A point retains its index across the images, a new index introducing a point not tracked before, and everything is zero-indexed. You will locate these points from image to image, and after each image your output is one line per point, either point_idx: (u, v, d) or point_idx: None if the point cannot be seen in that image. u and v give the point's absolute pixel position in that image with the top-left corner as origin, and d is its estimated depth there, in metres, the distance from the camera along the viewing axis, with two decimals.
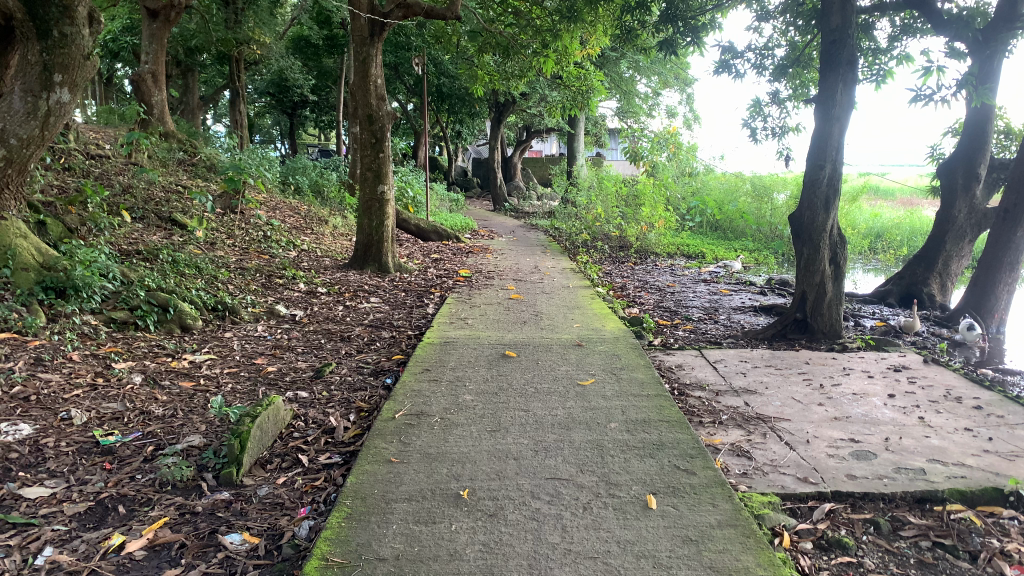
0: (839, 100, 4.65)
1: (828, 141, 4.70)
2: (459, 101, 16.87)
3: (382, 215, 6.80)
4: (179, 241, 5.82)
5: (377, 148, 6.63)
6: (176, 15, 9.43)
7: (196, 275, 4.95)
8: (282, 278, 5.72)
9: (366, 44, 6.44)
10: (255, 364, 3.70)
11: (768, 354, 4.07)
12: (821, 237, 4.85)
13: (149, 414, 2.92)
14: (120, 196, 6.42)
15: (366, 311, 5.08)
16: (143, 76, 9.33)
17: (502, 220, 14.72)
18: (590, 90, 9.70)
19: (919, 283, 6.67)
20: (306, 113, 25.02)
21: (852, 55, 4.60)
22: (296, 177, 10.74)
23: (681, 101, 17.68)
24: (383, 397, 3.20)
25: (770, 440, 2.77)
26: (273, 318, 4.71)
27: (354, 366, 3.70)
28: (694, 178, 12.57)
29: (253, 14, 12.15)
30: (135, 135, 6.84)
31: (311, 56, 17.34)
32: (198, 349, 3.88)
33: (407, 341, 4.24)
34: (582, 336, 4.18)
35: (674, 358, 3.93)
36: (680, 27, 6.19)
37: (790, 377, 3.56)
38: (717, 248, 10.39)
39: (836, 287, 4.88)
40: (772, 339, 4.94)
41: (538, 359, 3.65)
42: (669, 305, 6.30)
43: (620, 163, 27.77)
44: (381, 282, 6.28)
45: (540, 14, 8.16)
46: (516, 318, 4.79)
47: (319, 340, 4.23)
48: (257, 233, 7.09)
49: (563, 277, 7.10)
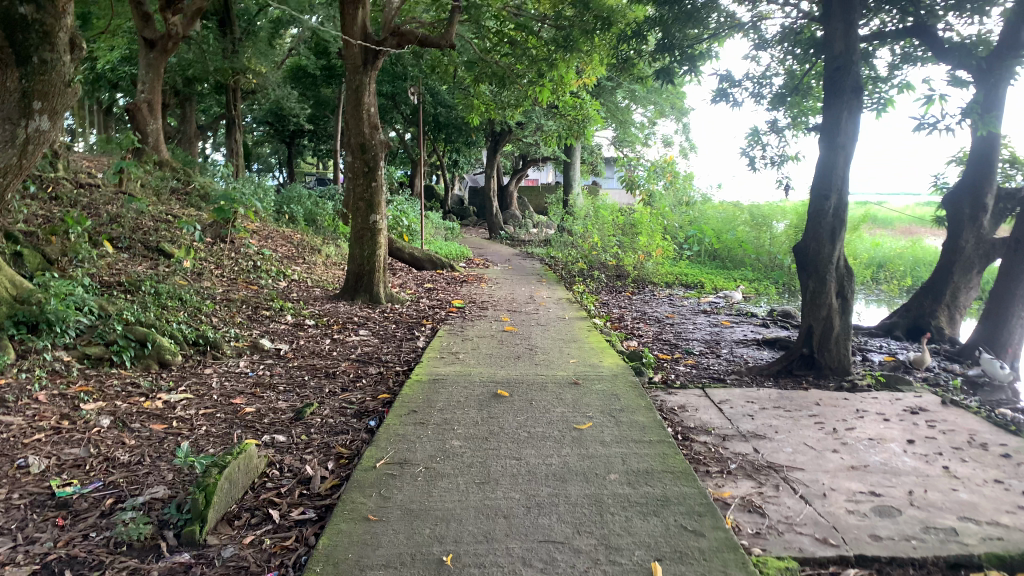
0: (844, 128, 4.50)
1: (833, 170, 4.54)
2: (456, 130, 16.84)
3: (374, 245, 6.61)
4: (164, 271, 5.63)
5: (370, 177, 6.46)
6: (173, 45, 9.23)
7: (179, 307, 4.75)
8: (269, 310, 5.52)
9: (359, 72, 6.34)
10: (233, 405, 3.47)
11: (776, 393, 3.86)
12: (827, 269, 4.66)
13: (113, 461, 2.69)
14: (106, 226, 6.24)
15: (353, 344, 4.87)
16: (138, 105, 9.23)
17: (499, 248, 14.57)
18: (586, 118, 9.57)
19: (927, 315, 6.50)
20: (303, 142, 25.03)
21: (857, 82, 4.47)
22: (290, 206, 10.60)
23: (677, 130, 17.69)
24: (366, 441, 2.97)
25: (784, 493, 2.56)
26: (257, 353, 4.50)
27: (337, 406, 3.48)
28: (691, 207, 12.45)
29: (251, 45, 12.21)
30: (125, 163, 6.69)
31: (308, 85, 17.36)
32: (175, 387, 3.65)
33: (395, 377, 4.02)
34: (578, 373, 3.97)
35: (677, 397, 3.72)
36: (677, 56, 6.06)
37: (801, 421, 3.35)
38: (716, 278, 10.22)
39: (843, 321, 4.70)
40: (778, 375, 4.73)
41: (532, 398, 3.44)
42: (669, 338, 6.10)
43: (615, 192, 27.81)
44: (372, 313, 6.08)
45: (536, 44, 8.12)
46: (510, 352, 4.58)
47: (303, 377, 4.01)
48: (246, 263, 6.90)
49: (559, 308, 6.90)
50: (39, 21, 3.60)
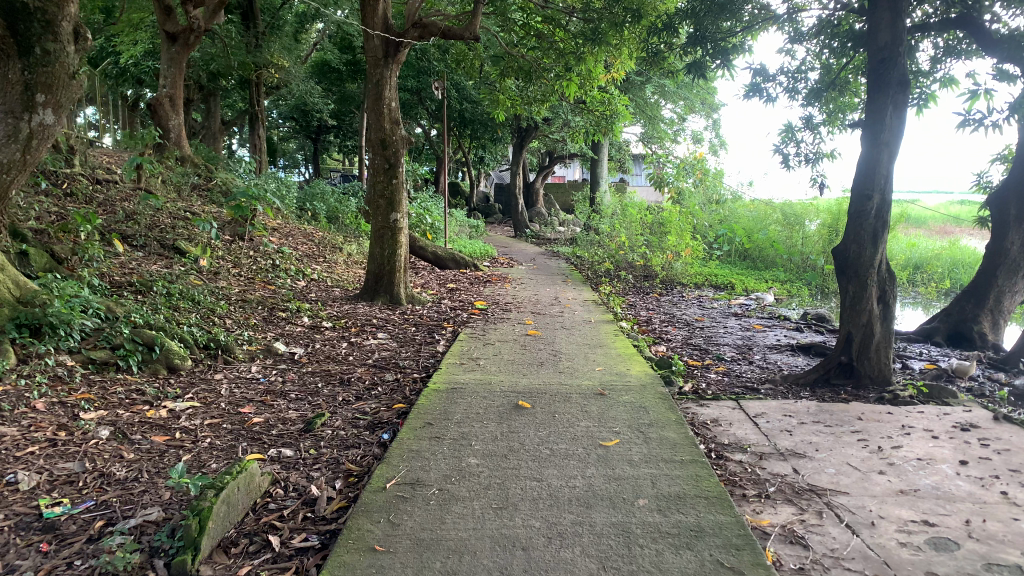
0: (889, 124, 4.24)
1: (876, 169, 4.28)
2: (482, 126, 16.64)
3: (395, 244, 6.46)
4: (179, 270, 5.56)
5: (391, 174, 6.31)
6: (195, 39, 9.23)
7: (191, 309, 4.65)
8: (285, 311, 5.39)
9: (380, 66, 6.20)
10: (240, 415, 3.36)
11: (814, 406, 3.61)
12: (869, 272, 4.40)
13: (108, 477, 2.59)
14: (122, 223, 6.17)
15: (371, 349, 4.71)
16: (160, 100, 9.21)
17: (523, 246, 14.38)
18: (615, 114, 9.32)
19: (969, 321, 6.16)
20: (329, 138, 25.09)
21: (903, 75, 4.20)
22: (313, 204, 10.52)
23: (708, 127, 17.31)
24: (377, 458, 2.82)
25: (827, 521, 2.34)
26: (270, 357, 4.38)
27: (349, 417, 3.33)
28: (721, 205, 12.14)
29: (276, 40, 12.37)
30: (142, 159, 6.63)
31: (334, 81, 17.30)
32: (181, 395, 3.55)
33: (412, 385, 3.85)
34: (604, 382, 3.77)
35: (709, 410, 3.49)
36: (709, 49, 5.81)
37: (843, 438, 3.11)
38: (747, 278, 9.92)
39: (885, 327, 4.43)
40: (815, 385, 4.48)
41: (555, 410, 3.25)
42: (699, 342, 5.86)
43: (643, 188, 27.41)
44: (391, 315, 5.92)
45: (563, 37, 7.94)
46: (533, 358, 4.39)
47: (316, 385, 3.87)
48: (265, 262, 6.82)
49: (585, 310, 6.69)
50: (41, 9, 3.50)
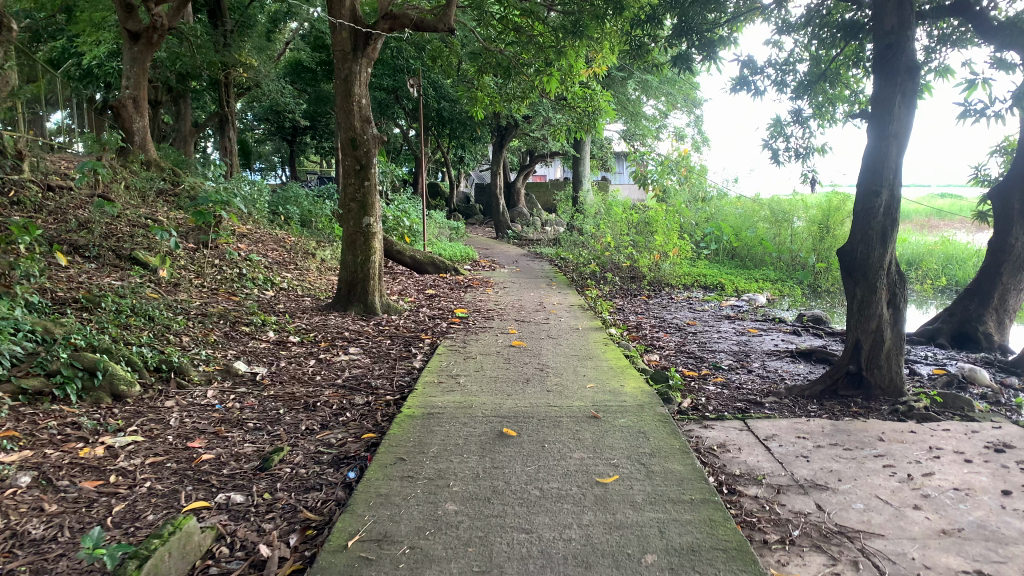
0: (897, 114, 3.93)
1: (886, 162, 3.97)
2: (460, 125, 16.23)
3: (368, 250, 6.06)
4: (134, 283, 5.13)
5: (363, 175, 5.92)
6: (158, 38, 8.78)
7: (143, 327, 4.23)
8: (249, 325, 4.99)
9: (349, 60, 5.79)
10: (189, 451, 2.94)
11: (828, 424, 3.29)
12: (878, 274, 4.08)
13: (20, 538, 2.16)
14: (73, 232, 5.72)
15: (341, 366, 4.33)
16: (123, 101, 8.72)
17: (505, 248, 14.05)
18: (597, 111, 8.95)
19: (974, 321, 5.88)
20: (305, 140, 24.62)
21: (912, 60, 3.89)
22: (286, 208, 10.10)
23: (690, 123, 17.05)
24: (341, 503, 2.44)
25: (865, 573, 2.00)
26: (229, 379, 3.98)
27: (311, 451, 2.94)
28: (707, 203, 11.89)
29: (245, 40, 11.96)
30: (95, 163, 6.17)
31: (308, 81, 16.82)
32: (124, 428, 3.13)
33: (384, 410, 3.47)
34: (597, 403, 3.40)
35: (714, 432, 3.16)
36: (694, 40, 5.47)
37: (867, 465, 2.79)
38: (736, 278, 9.63)
39: (896, 334, 4.13)
40: (822, 397, 4.17)
41: (544, 439, 2.88)
42: (694, 349, 5.54)
43: (626, 187, 27.15)
44: (365, 326, 5.53)
45: (542, 30, 7.57)
46: (518, 375, 4.02)
47: (278, 411, 3.48)
48: (231, 272, 6.42)
49: (571, 316, 6.35)
50: None
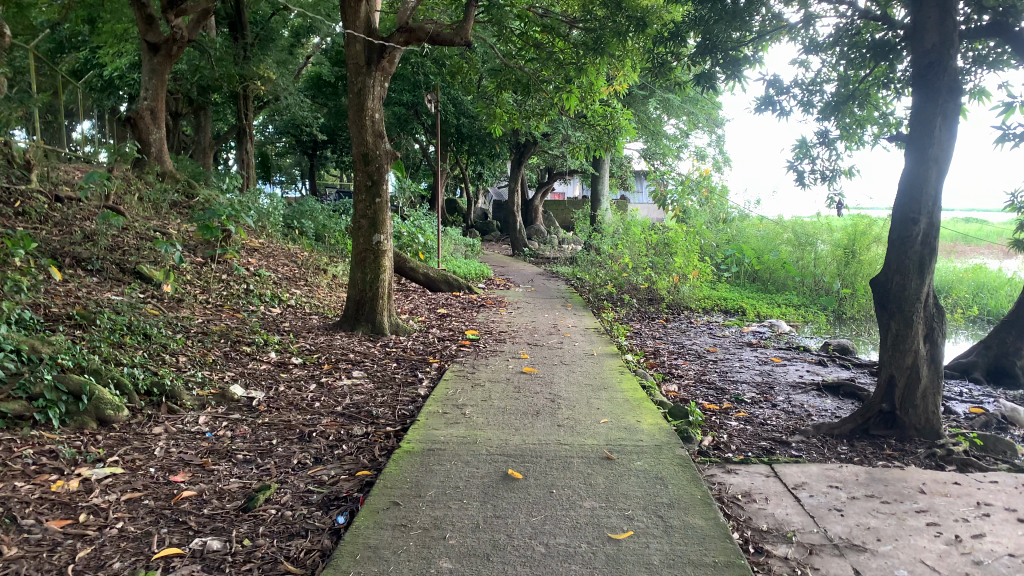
0: (938, 137, 3.68)
1: (924, 188, 3.72)
2: (479, 142, 16.11)
3: (378, 268, 5.87)
4: (135, 299, 4.99)
5: (374, 192, 5.75)
6: (178, 50, 8.75)
7: (138, 347, 4.07)
8: (250, 345, 4.82)
9: (362, 73, 5.65)
10: (171, 486, 2.75)
11: (863, 472, 3.03)
12: (914, 307, 3.82)
13: None
14: (77, 244, 5.59)
15: (343, 392, 4.12)
16: (141, 112, 8.66)
17: (521, 266, 13.86)
18: (618, 129, 8.71)
19: (1012, 355, 5.57)
20: (325, 154, 24.68)
21: (954, 80, 3.65)
22: (300, 222, 10.00)
23: (711, 143, 16.81)
24: (326, 552, 2.23)
25: None
26: (223, 405, 3.79)
27: (300, 490, 2.73)
28: (728, 225, 11.64)
29: (264, 54, 11.92)
30: (102, 173, 6.05)
31: (328, 95, 16.84)
32: (105, 458, 2.94)
33: (382, 443, 3.26)
34: (610, 442, 3.16)
35: (737, 478, 2.92)
36: (718, 59, 5.25)
37: (908, 522, 2.52)
38: (758, 302, 9.34)
39: (933, 372, 3.85)
40: (851, 437, 3.91)
41: (552, 484, 2.65)
42: (714, 379, 5.28)
43: (645, 207, 26.88)
44: (372, 347, 5.33)
45: (563, 47, 7.42)
46: (527, 406, 3.79)
47: (271, 442, 3.28)
48: (238, 288, 6.27)
49: (586, 340, 6.13)
50: None
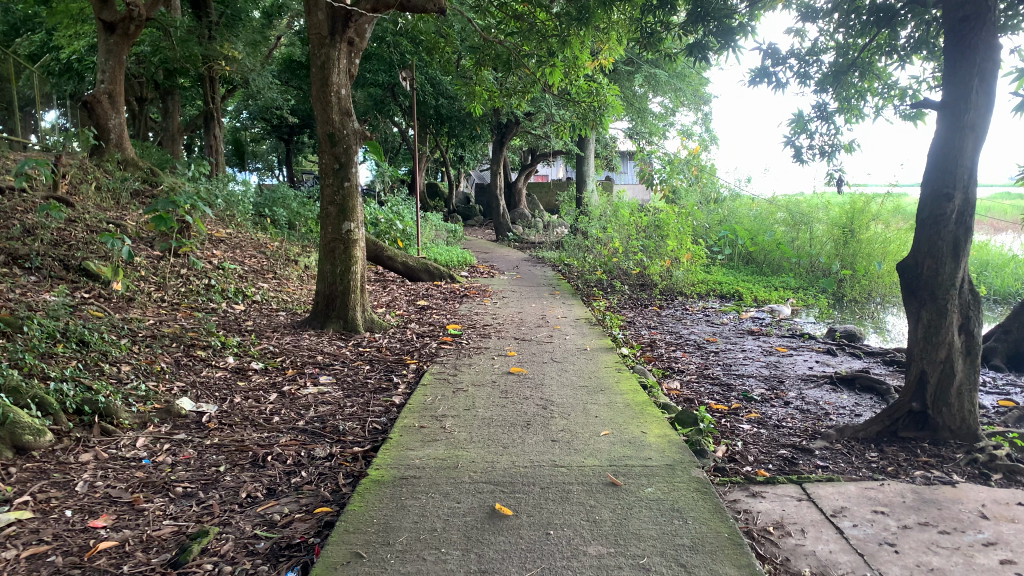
0: (975, 102, 3.23)
1: (960, 160, 3.27)
2: (459, 123, 15.51)
3: (349, 259, 5.36)
4: (76, 300, 4.45)
5: (342, 175, 5.24)
6: (136, 29, 8.11)
7: (71, 358, 3.55)
8: (206, 349, 4.32)
9: (325, 45, 5.07)
10: (88, 536, 2.26)
11: (911, 491, 2.61)
12: (949, 294, 3.38)
13: None
14: (14, 238, 5.03)
15: (307, 404, 3.64)
16: (97, 96, 7.99)
17: (506, 252, 13.41)
18: (604, 105, 8.14)
19: None
20: (302, 139, 23.91)
21: (992, 35, 3.19)
22: (272, 210, 9.44)
23: (698, 120, 16.35)
24: None
25: None
26: (167, 423, 3.31)
27: (245, 535, 2.26)
28: (720, 205, 11.24)
29: (229, 32, 11.23)
30: (42, 159, 5.45)
31: (301, 77, 16.17)
32: (13, 500, 2.44)
33: (348, 470, 2.78)
34: (614, 461, 2.71)
35: (766, 503, 2.48)
36: (711, 26, 4.72)
37: (980, 559, 2.11)
38: (755, 286, 8.94)
39: (968, 365, 3.43)
40: (878, 441, 3.49)
41: (549, 522, 2.19)
42: (717, 374, 4.85)
43: (632, 188, 26.43)
44: (344, 347, 4.84)
45: (545, 19, 6.84)
46: (516, 417, 3.31)
47: (218, 470, 2.80)
48: (197, 283, 5.75)
49: (577, 332, 5.67)
50: None
